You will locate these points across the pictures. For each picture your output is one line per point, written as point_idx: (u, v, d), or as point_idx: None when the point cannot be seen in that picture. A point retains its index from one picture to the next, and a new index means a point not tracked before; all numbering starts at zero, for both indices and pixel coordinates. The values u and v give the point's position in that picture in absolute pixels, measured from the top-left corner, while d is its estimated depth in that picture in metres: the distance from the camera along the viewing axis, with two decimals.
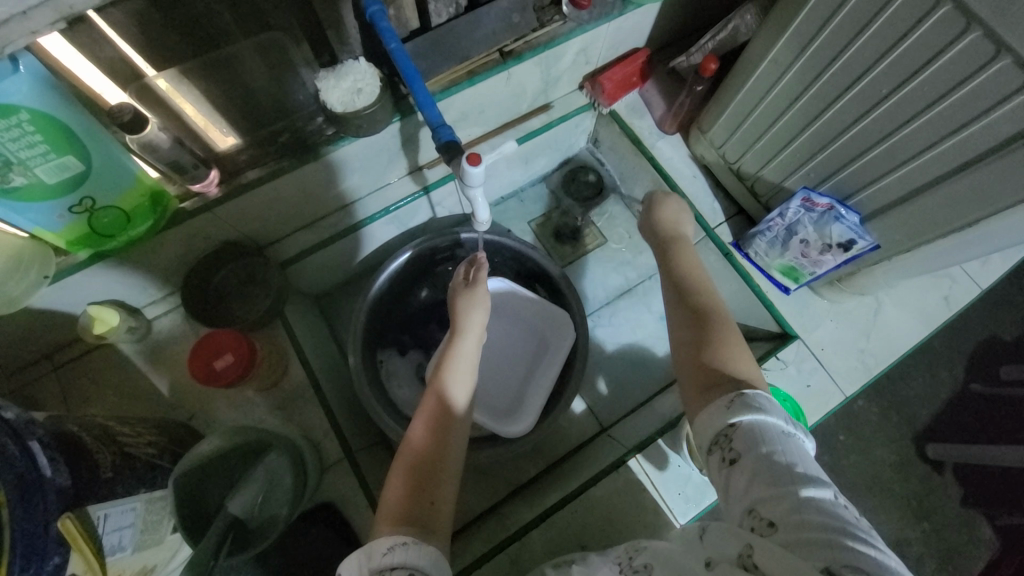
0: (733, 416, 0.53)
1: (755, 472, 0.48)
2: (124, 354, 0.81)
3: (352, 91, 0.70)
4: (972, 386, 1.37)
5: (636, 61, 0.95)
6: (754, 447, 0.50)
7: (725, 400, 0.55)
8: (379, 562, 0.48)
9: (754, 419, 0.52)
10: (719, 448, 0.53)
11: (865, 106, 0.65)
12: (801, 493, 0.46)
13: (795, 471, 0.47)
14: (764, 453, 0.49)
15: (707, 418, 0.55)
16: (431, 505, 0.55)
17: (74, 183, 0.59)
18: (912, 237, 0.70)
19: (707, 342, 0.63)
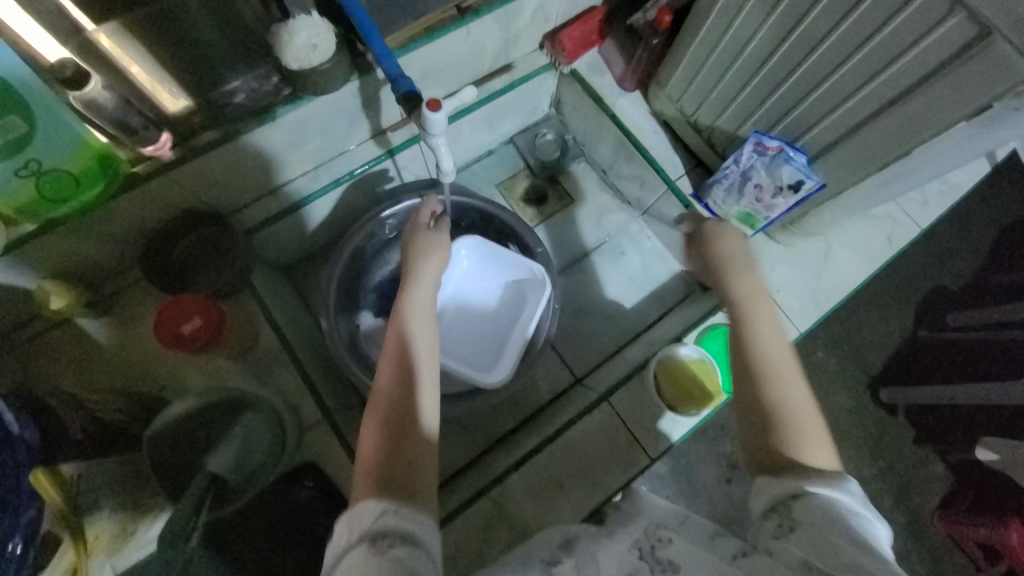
0: (810, 485, 0.54)
1: (815, 538, 0.50)
2: (84, 329, 0.78)
3: (307, 47, 0.69)
4: (919, 333, 1.47)
5: (594, 19, 0.96)
6: (820, 519, 0.51)
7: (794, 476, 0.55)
8: (371, 526, 0.49)
9: (828, 499, 0.53)
10: (777, 514, 0.54)
11: (808, 48, 0.68)
12: (876, 568, 0.46)
13: (866, 544, 0.48)
14: (831, 517, 0.51)
15: (762, 487, 0.57)
16: (410, 466, 0.55)
17: (12, 142, 0.58)
18: (853, 174, 0.74)
19: (776, 424, 0.60)
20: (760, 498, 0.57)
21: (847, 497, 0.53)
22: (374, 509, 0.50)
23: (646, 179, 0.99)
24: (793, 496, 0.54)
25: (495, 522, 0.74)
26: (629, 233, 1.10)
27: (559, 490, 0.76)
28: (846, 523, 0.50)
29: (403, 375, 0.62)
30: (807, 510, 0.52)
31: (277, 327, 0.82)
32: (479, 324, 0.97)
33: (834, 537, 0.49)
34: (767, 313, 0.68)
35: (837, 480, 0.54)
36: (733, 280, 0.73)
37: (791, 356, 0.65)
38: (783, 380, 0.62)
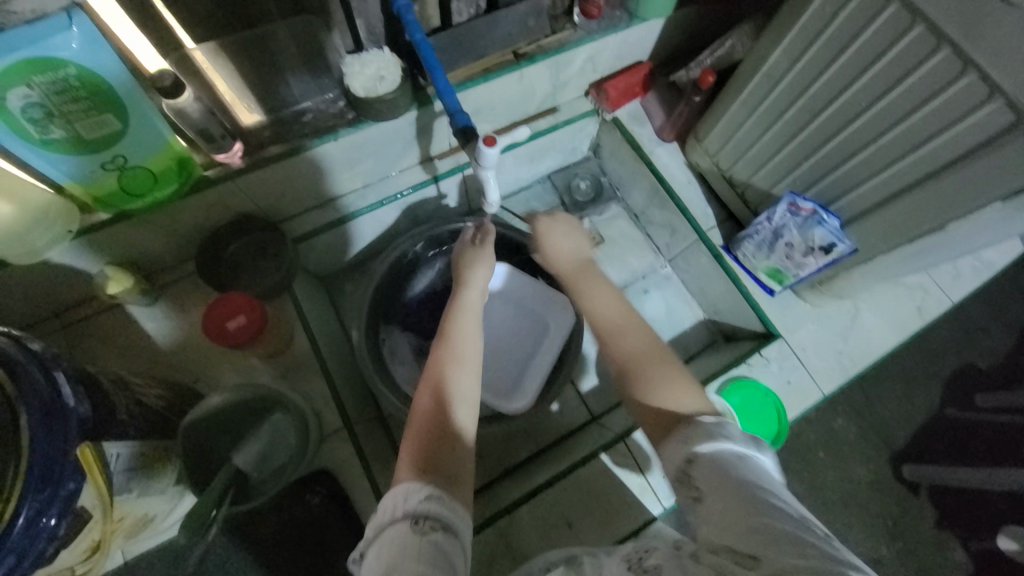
0: (693, 447, 0.57)
1: (723, 505, 0.51)
2: (131, 316, 0.83)
3: (373, 75, 0.76)
4: (947, 410, 1.43)
5: (640, 73, 1.01)
6: (715, 482, 0.53)
7: (681, 436, 0.59)
8: (416, 507, 0.51)
9: (709, 452, 0.56)
10: (684, 485, 0.56)
11: (846, 119, 0.71)
12: (770, 516, 0.49)
13: (766, 501, 0.50)
14: (727, 476, 0.53)
15: (669, 457, 0.59)
16: (451, 457, 0.59)
17: (107, 140, 0.63)
18: (886, 241, 0.76)
19: (648, 379, 0.69)
20: (667, 465, 0.60)
21: (729, 443, 0.56)
22: (418, 491, 0.53)
23: (677, 227, 1.04)
24: (690, 458, 0.57)
25: (501, 555, 0.73)
26: (656, 276, 1.13)
27: (568, 528, 0.75)
28: (742, 477, 0.53)
29: (448, 369, 0.66)
30: (703, 472, 0.55)
31: (310, 332, 0.86)
32: (502, 350, 0.98)
33: (744, 503, 0.50)
34: (588, 283, 0.85)
35: (707, 425, 0.59)
36: (584, 279, 0.86)
37: (628, 316, 0.79)
38: (621, 337, 0.76)
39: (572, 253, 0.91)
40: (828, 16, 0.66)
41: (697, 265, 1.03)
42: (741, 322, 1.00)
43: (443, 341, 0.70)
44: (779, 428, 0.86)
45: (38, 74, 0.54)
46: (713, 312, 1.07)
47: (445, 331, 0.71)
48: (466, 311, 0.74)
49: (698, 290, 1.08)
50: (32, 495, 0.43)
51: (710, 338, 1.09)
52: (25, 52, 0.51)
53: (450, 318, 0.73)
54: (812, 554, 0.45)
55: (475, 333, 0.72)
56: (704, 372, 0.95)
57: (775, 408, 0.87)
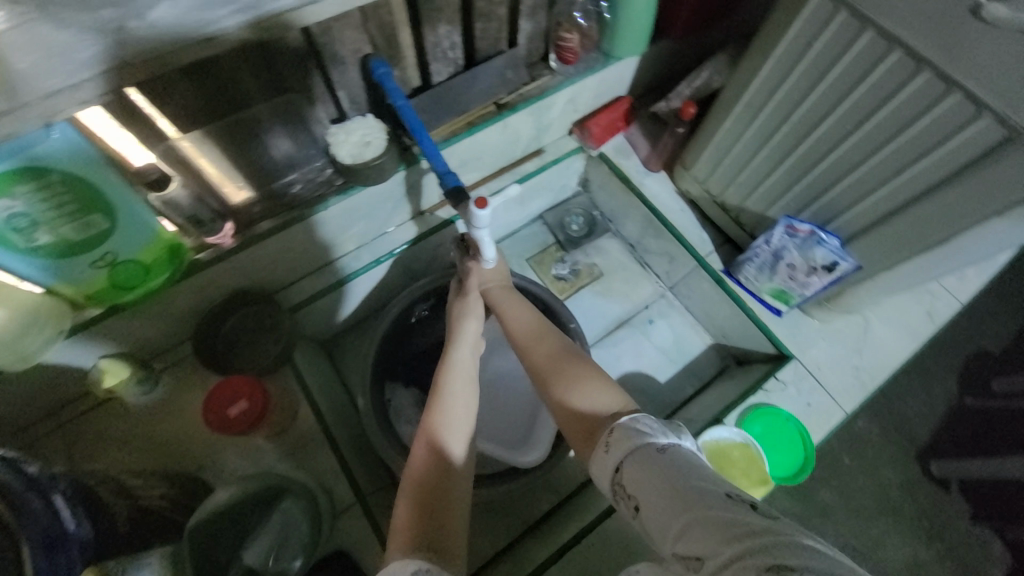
0: (620, 458, 0.53)
1: (661, 504, 0.47)
2: (129, 406, 0.81)
3: (359, 142, 0.76)
4: (965, 400, 1.40)
5: (621, 108, 1.03)
6: (643, 484, 0.49)
7: (605, 445, 0.55)
8: None
9: (631, 452, 0.52)
10: (621, 498, 0.51)
11: (833, 141, 0.72)
12: (707, 498, 0.45)
13: (701, 486, 0.46)
14: (656, 476, 0.49)
15: (600, 471, 0.55)
16: (443, 528, 0.55)
17: (96, 239, 0.62)
18: (889, 257, 0.75)
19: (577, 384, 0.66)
20: (602, 482, 0.55)
21: (651, 437, 0.52)
22: (408, 570, 0.48)
23: (675, 255, 1.03)
24: (620, 468, 0.52)
25: None
26: (659, 305, 1.12)
27: None
28: (668, 468, 0.48)
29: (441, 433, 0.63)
30: (634, 478, 0.50)
31: (315, 403, 0.84)
32: (518, 397, 0.97)
33: (682, 493, 0.46)
34: (506, 296, 0.81)
35: (629, 428, 0.54)
36: (510, 298, 0.80)
37: (542, 328, 0.76)
38: (537, 343, 0.74)
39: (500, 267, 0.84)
40: (803, 46, 0.68)
41: (699, 290, 1.02)
42: (749, 343, 0.98)
43: (436, 404, 0.66)
44: (806, 453, 0.83)
45: (24, 184, 0.53)
46: (721, 337, 1.06)
47: (436, 395, 0.67)
48: (458, 370, 0.70)
49: (703, 315, 1.07)
50: None
51: (722, 363, 1.07)
52: (8, 161, 0.51)
53: (442, 378, 0.69)
54: (751, 530, 0.41)
55: (471, 396, 0.68)
56: (721, 400, 0.92)
57: (798, 432, 0.84)
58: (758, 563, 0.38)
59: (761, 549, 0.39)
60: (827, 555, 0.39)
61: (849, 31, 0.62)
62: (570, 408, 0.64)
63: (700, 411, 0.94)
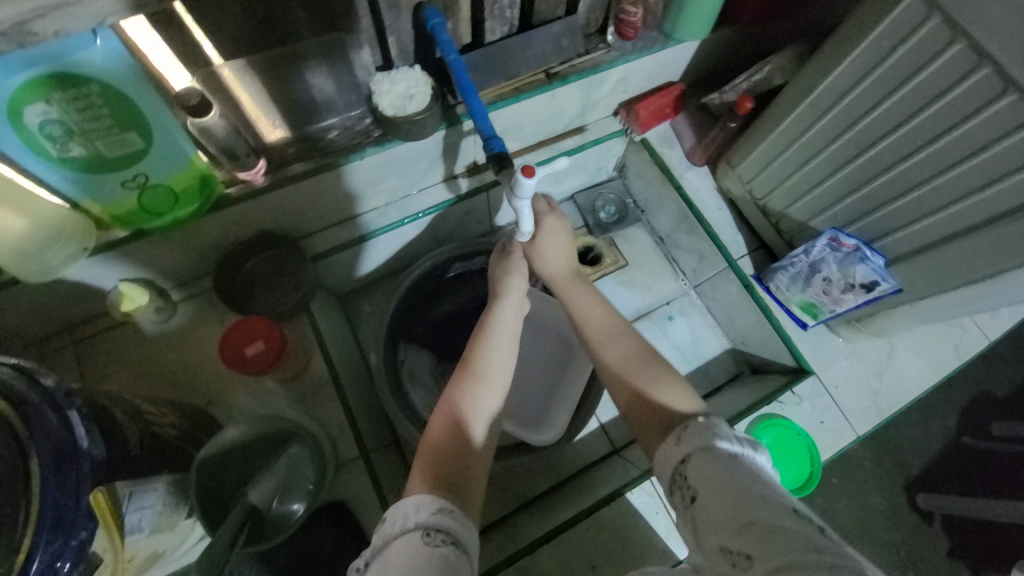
0: (689, 452, 0.55)
1: (718, 502, 0.50)
2: (144, 333, 0.81)
3: (403, 94, 0.73)
4: (964, 438, 1.39)
5: (671, 94, 0.99)
6: (706, 481, 0.52)
7: (675, 436, 0.58)
8: (427, 518, 0.50)
9: (701, 450, 0.55)
10: (678, 488, 0.54)
11: (897, 156, 0.68)
12: (768, 510, 0.48)
13: (765, 498, 0.49)
14: (722, 475, 0.51)
15: (662, 461, 0.57)
16: (464, 473, 0.57)
17: (128, 159, 0.60)
18: (933, 285, 0.72)
19: (651, 381, 0.67)
20: (663, 470, 0.58)
21: (722, 442, 0.55)
22: (428, 503, 0.51)
23: (706, 254, 1.00)
24: (684, 461, 0.55)
25: None
26: (681, 302, 1.10)
27: (590, 570, 0.72)
28: (734, 474, 0.51)
29: (473, 383, 0.64)
30: (697, 474, 0.53)
31: (327, 354, 0.84)
32: (529, 376, 0.97)
33: (743, 498, 0.49)
34: (572, 287, 0.78)
35: (704, 428, 0.56)
36: (579, 288, 0.78)
37: (610, 323, 0.75)
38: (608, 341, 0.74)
39: (568, 252, 0.80)
40: (884, 50, 0.63)
41: (726, 293, 1.00)
42: (769, 353, 0.96)
43: (472, 359, 0.67)
44: (812, 469, 0.83)
45: (60, 91, 0.51)
46: (740, 343, 1.04)
47: (473, 351, 0.68)
48: (499, 331, 0.70)
49: (726, 319, 1.05)
50: (43, 546, 0.40)
51: (736, 369, 1.06)
52: (47, 64, 0.49)
53: (481, 336, 0.70)
54: (807, 547, 0.44)
55: (507, 357, 0.69)
56: (731, 406, 0.91)
57: (807, 447, 0.84)
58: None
59: (813, 564, 0.43)
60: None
61: (939, 40, 0.58)
62: (644, 402, 0.66)
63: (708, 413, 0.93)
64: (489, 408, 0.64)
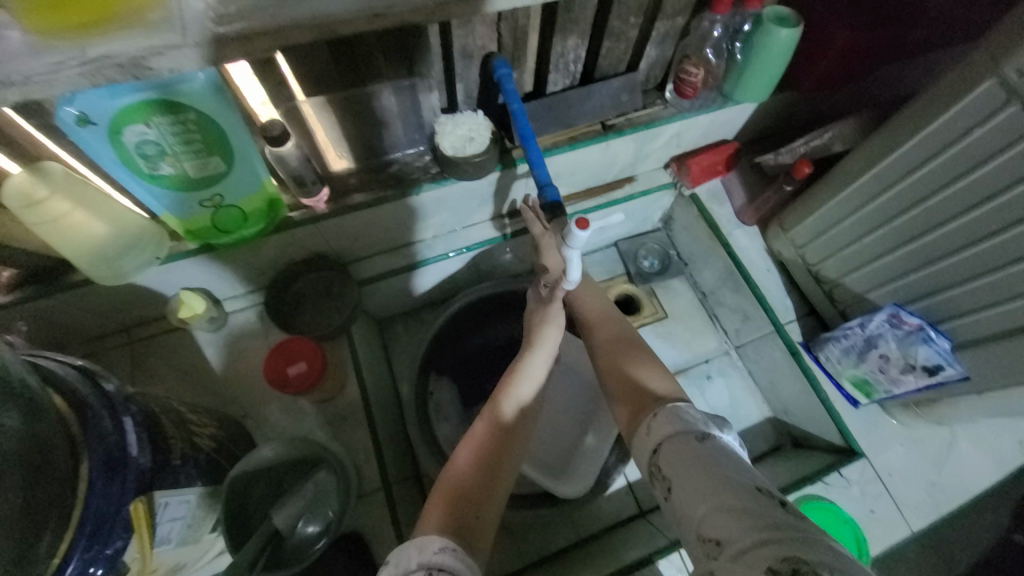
0: (659, 436, 0.52)
1: (687, 487, 0.46)
2: (195, 340, 0.84)
3: (465, 136, 0.77)
4: (1016, 536, 1.26)
5: (725, 152, 0.99)
6: (678, 466, 0.48)
7: (647, 422, 0.54)
8: (430, 557, 0.47)
9: (671, 432, 0.51)
10: (653, 477, 0.51)
11: (967, 239, 0.65)
12: (735, 489, 0.44)
13: (733, 475, 0.46)
14: (691, 458, 0.48)
15: (638, 449, 0.54)
16: (476, 516, 0.54)
17: (209, 180, 0.65)
18: (1006, 376, 0.67)
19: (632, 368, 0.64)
20: (639, 459, 0.54)
21: (692, 425, 0.51)
22: (435, 542, 0.48)
23: (751, 314, 0.98)
24: (656, 450, 0.52)
25: None
26: (720, 361, 1.06)
27: None
28: (703, 455, 0.48)
29: (496, 428, 0.63)
30: (669, 460, 0.50)
31: (362, 379, 0.84)
32: (557, 424, 0.95)
33: (711, 480, 0.45)
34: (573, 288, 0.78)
35: (677, 414, 0.53)
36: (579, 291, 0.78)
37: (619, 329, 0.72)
38: (599, 331, 0.73)
39: None
40: (959, 131, 0.61)
41: (770, 358, 0.96)
42: (814, 428, 0.91)
43: (495, 406, 0.65)
44: (858, 560, 0.75)
45: (160, 115, 0.56)
46: (783, 412, 0.99)
47: (498, 398, 0.66)
48: (527, 378, 0.69)
49: (768, 385, 1.00)
50: (80, 552, 0.42)
51: (777, 440, 1.00)
52: (153, 92, 0.54)
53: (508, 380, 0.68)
54: (776, 523, 0.41)
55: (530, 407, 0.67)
56: (772, 481, 0.86)
57: (854, 537, 0.76)
58: (774, 554, 0.39)
59: (780, 541, 0.39)
60: (843, 557, 0.39)
61: (1017, 128, 0.55)
62: (630, 383, 0.63)
63: None
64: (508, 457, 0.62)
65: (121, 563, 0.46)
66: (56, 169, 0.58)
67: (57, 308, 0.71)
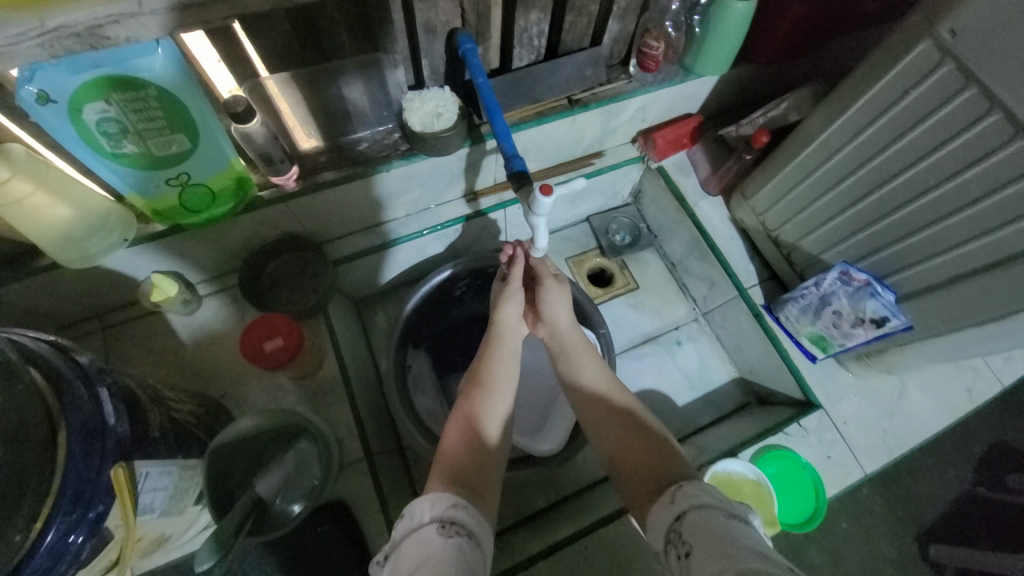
0: (679, 507, 0.54)
1: (707, 548, 0.48)
2: (169, 323, 0.84)
3: (432, 111, 0.78)
4: (978, 489, 1.36)
5: (689, 125, 1.02)
6: (700, 532, 0.50)
7: (668, 495, 0.56)
8: (443, 511, 0.51)
9: (695, 505, 0.53)
10: (672, 544, 0.52)
11: (907, 195, 0.70)
12: (753, 555, 0.46)
13: (752, 545, 0.47)
14: (711, 527, 0.50)
15: (657, 520, 0.55)
16: (477, 478, 0.59)
17: (174, 158, 0.64)
18: (944, 322, 0.72)
19: (641, 443, 0.66)
20: (656, 534, 0.55)
21: (718, 501, 0.53)
22: (446, 499, 0.53)
23: (717, 281, 1.02)
24: (679, 518, 0.53)
25: None
26: (689, 328, 1.11)
27: None
28: (728, 529, 0.50)
29: (480, 397, 0.68)
30: (691, 527, 0.51)
31: (340, 355, 0.86)
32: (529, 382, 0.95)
33: (731, 548, 0.47)
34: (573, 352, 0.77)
35: (703, 487, 0.56)
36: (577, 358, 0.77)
37: (574, 338, 0.79)
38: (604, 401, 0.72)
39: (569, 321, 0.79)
40: (899, 92, 0.65)
41: (735, 321, 1.01)
42: (777, 385, 0.97)
43: (477, 381, 0.70)
44: (816, 505, 0.81)
45: (118, 92, 0.55)
46: (747, 372, 1.04)
47: (477, 376, 0.71)
48: (500, 353, 0.74)
49: (734, 347, 1.05)
50: (61, 515, 0.43)
51: (743, 399, 1.05)
52: (109, 69, 0.53)
53: (485, 358, 0.74)
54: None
55: (512, 377, 0.72)
56: (737, 436, 0.91)
57: (812, 483, 0.82)
58: None
59: None
60: None
61: (953, 84, 0.59)
62: (641, 457, 0.64)
63: (712, 440, 0.93)
64: (496, 422, 0.67)
65: (103, 530, 0.47)
66: (18, 150, 0.57)
67: (25, 294, 0.70)
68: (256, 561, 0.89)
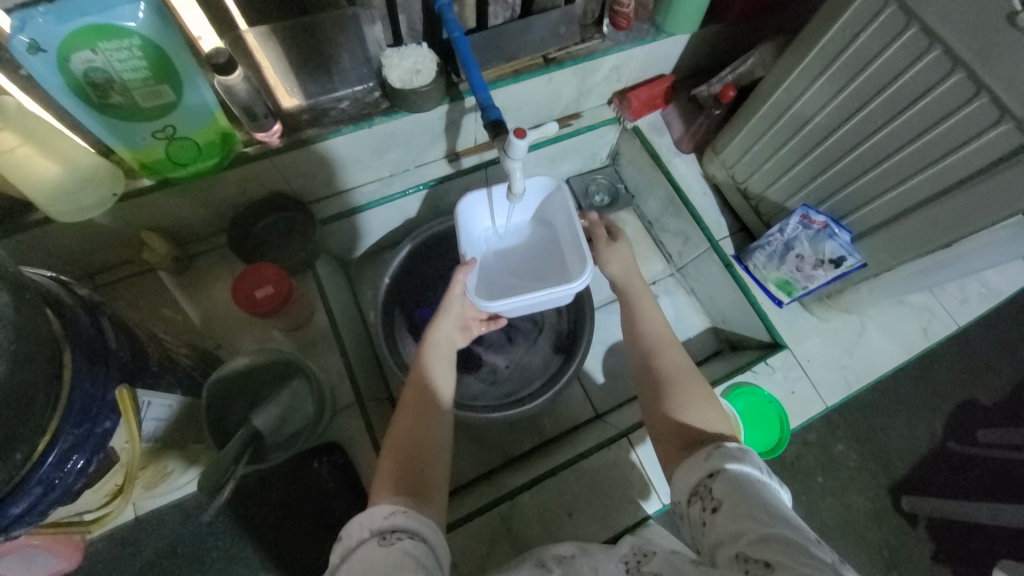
0: (714, 467, 0.55)
1: (736, 515, 0.49)
2: (161, 282, 0.87)
3: (410, 67, 0.80)
4: (949, 443, 1.43)
5: (662, 85, 1.04)
6: (732, 494, 0.52)
7: (704, 453, 0.57)
8: (382, 522, 0.50)
9: (732, 470, 0.54)
10: (699, 498, 0.54)
11: (861, 136, 0.74)
12: (783, 532, 0.47)
13: (782, 520, 0.48)
14: (744, 496, 0.51)
15: (690, 467, 0.57)
16: (422, 477, 0.59)
17: (160, 110, 0.66)
18: (896, 256, 0.78)
19: (673, 394, 0.68)
20: (683, 483, 0.57)
21: (753, 471, 0.54)
22: (385, 508, 0.52)
23: (690, 235, 1.07)
24: (711, 475, 0.55)
25: (501, 537, 0.75)
26: (666, 282, 1.17)
27: (568, 517, 0.76)
28: (758, 497, 0.51)
29: (427, 388, 0.69)
30: (724, 488, 0.53)
31: (330, 311, 0.91)
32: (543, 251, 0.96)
33: (760, 517, 0.48)
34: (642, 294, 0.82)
35: (742, 455, 0.56)
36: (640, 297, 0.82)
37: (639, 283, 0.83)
38: (669, 350, 0.74)
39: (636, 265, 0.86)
40: (848, 38, 0.69)
41: (708, 273, 1.06)
42: (748, 331, 1.02)
43: (418, 377, 0.70)
44: (780, 435, 0.88)
45: (103, 42, 0.57)
46: (721, 321, 1.10)
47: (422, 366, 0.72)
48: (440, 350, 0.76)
49: (707, 299, 1.11)
50: (69, 427, 0.47)
51: (717, 346, 1.12)
52: (94, 18, 0.55)
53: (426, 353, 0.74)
54: (817, 568, 0.43)
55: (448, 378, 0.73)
56: (711, 379, 0.97)
57: (777, 415, 0.88)
58: None
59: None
60: None
61: (897, 23, 0.63)
62: (675, 418, 0.65)
63: None
64: (441, 420, 0.67)
65: (108, 448, 0.52)
66: (10, 102, 0.57)
67: (20, 250, 0.73)
68: (262, 508, 0.94)
